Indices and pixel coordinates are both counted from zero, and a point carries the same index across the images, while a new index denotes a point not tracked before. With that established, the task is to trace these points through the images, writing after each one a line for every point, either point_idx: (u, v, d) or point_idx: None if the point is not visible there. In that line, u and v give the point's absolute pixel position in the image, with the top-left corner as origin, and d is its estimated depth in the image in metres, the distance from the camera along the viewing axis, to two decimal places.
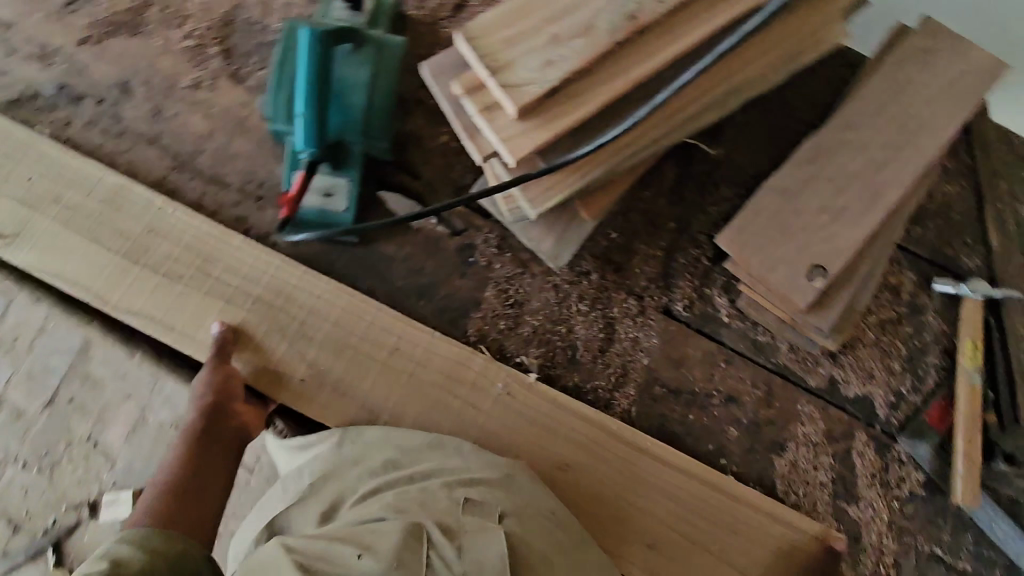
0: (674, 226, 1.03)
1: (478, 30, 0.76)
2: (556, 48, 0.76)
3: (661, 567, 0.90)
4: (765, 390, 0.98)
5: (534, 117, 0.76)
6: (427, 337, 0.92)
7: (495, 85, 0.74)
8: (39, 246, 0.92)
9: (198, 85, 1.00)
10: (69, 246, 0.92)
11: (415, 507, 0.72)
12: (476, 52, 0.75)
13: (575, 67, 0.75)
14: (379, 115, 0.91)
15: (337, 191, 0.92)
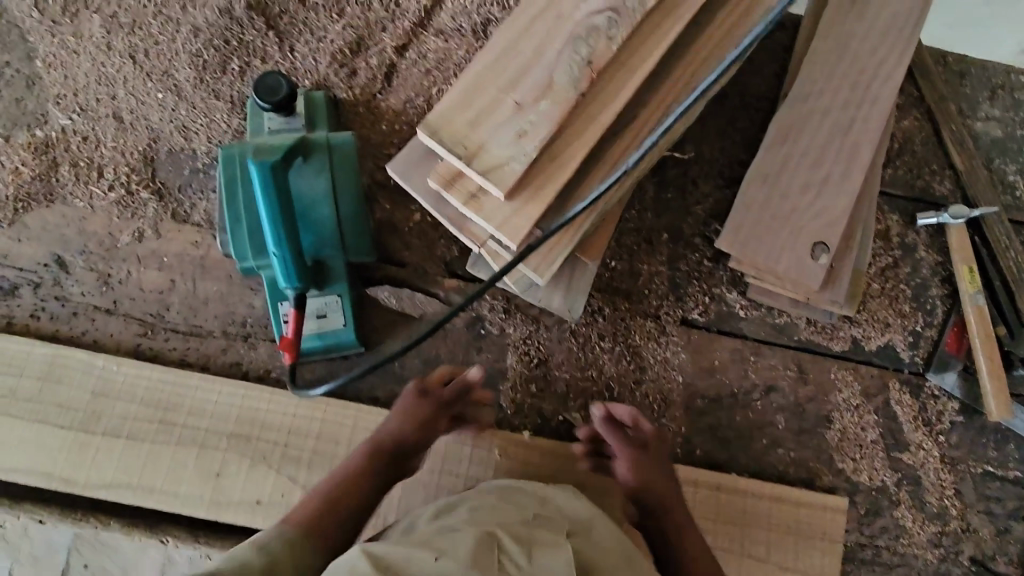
0: (667, 235, 1.02)
1: (440, 122, 0.79)
2: (524, 117, 0.78)
3: None
4: (797, 370, 0.99)
5: (520, 193, 0.77)
6: None
7: (474, 173, 0.76)
8: None
9: (141, 235, 0.91)
10: (11, 438, 0.80)
11: (486, 519, 0.65)
12: (443, 144, 0.77)
13: (549, 130, 0.77)
14: (352, 221, 0.85)
15: (330, 309, 0.86)
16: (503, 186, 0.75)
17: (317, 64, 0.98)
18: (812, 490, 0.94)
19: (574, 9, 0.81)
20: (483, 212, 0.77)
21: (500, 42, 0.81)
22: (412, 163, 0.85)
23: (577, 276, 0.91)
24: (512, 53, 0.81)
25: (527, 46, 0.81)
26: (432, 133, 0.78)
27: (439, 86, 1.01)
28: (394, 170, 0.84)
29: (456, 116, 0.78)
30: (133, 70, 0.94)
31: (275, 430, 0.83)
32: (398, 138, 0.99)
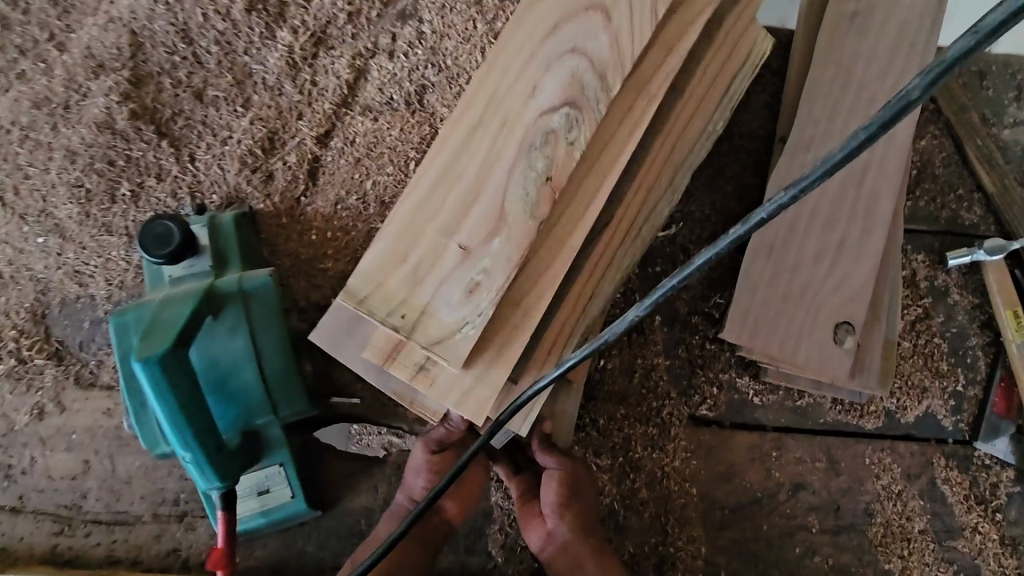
0: (660, 318, 0.87)
1: (367, 287, 0.65)
2: (473, 264, 0.63)
3: None
4: (826, 460, 0.86)
5: (478, 359, 0.65)
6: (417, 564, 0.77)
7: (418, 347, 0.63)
8: None
9: (42, 411, 0.77)
10: None
11: None
12: (374, 317, 0.64)
13: (506, 277, 0.62)
14: (281, 382, 0.70)
15: (272, 482, 0.73)
16: (457, 361, 0.62)
17: (225, 173, 0.82)
18: None
19: (521, 110, 0.65)
20: (436, 386, 0.66)
21: (435, 166, 0.67)
22: (340, 328, 0.71)
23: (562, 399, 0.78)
24: (451, 179, 0.66)
25: (469, 168, 0.66)
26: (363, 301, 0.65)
27: (372, 176, 0.85)
28: (316, 341, 0.71)
29: (389, 276, 0.65)
30: (5, 213, 0.79)
31: None
32: (332, 248, 0.84)
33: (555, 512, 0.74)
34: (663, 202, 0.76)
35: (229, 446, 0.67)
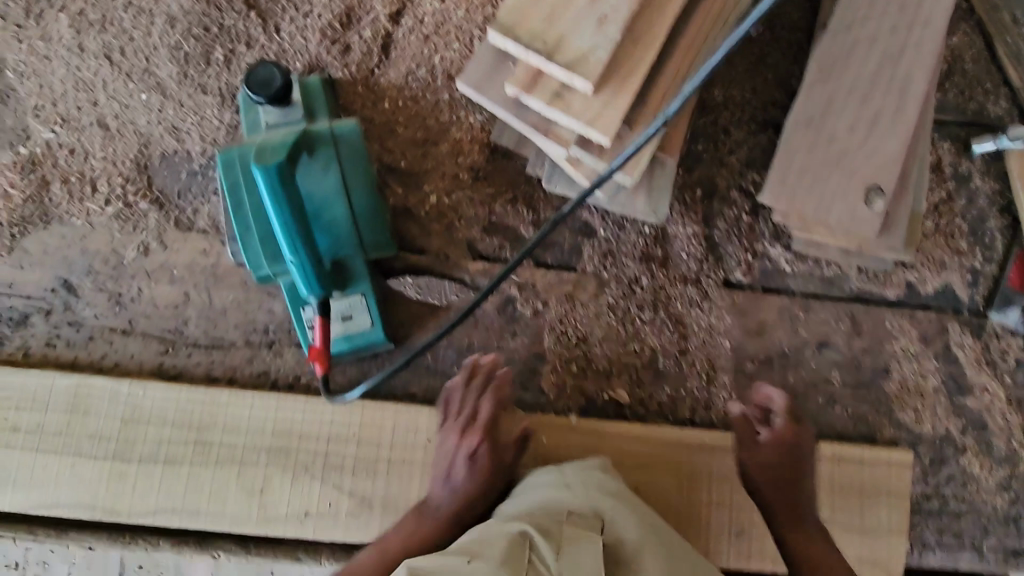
0: (701, 192, 0.95)
1: (509, 20, 0.68)
2: (601, 2, 0.68)
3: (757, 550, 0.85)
4: (849, 321, 0.94)
5: (608, 83, 0.67)
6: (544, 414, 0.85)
7: (557, 69, 0.66)
8: (16, 489, 0.78)
9: (147, 249, 0.86)
10: (51, 471, 0.78)
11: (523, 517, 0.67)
12: (519, 43, 0.67)
13: (629, 13, 0.67)
14: (366, 214, 0.79)
15: (355, 310, 0.81)
16: (586, 84, 0.65)
17: (307, 43, 0.90)
18: (872, 446, 0.90)
19: None
20: (571, 110, 0.67)
21: None
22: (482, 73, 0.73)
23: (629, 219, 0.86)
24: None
25: None
26: (511, 28, 0.67)
27: (441, 52, 0.92)
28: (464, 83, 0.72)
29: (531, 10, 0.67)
30: (111, 72, 0.88)
31: (314, 438, 0.80)
32: (403, 117, 0.91)
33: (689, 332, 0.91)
34: None
35: (324, 263, 0.76)
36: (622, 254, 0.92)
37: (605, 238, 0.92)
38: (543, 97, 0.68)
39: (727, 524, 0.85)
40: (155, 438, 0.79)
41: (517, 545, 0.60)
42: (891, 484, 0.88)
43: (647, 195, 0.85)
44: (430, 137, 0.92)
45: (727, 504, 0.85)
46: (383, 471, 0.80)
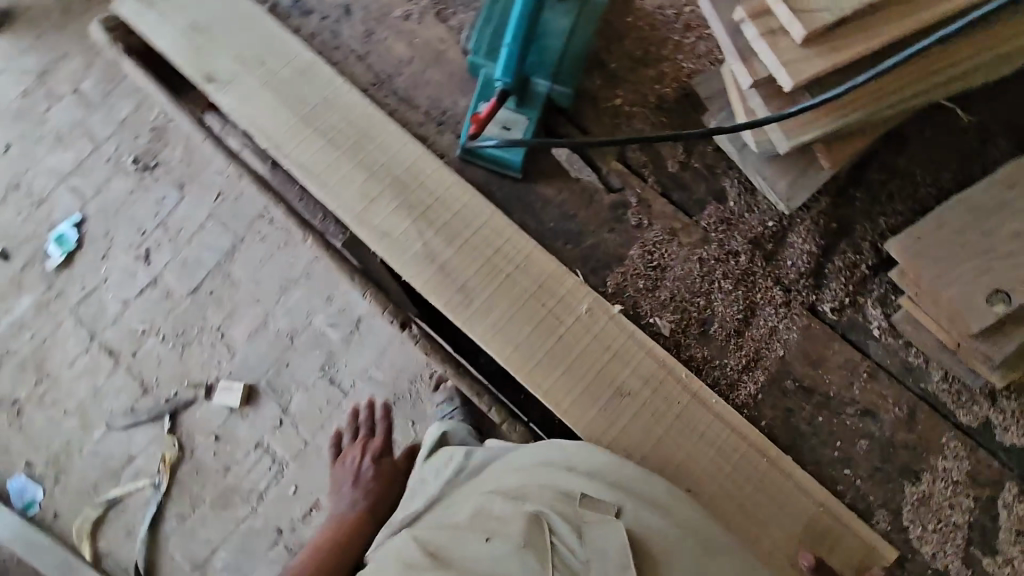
0: (836, 225, 0.99)
1: None
2: None
3: None
4: (907, 411, 0.91)
5: (818, 45, 0.78)
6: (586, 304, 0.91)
7: (786, 10, 0.77)
8: (234, 98, 1.03)
9: (408, 17, 1.11)
10: (261, 101, 1.02)
11: (538, 495, 0.78)
12: None
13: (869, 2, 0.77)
14: (569, 63, 0.99)
15: (515, 126, 0.98)
16: (801, 34, 0.76)
17: None
18: (864, 524, 0.85)
19: None
20: (775, 48, 0.78)
21: None
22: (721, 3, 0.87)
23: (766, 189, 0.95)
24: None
25: None
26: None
27: (694, 5, 1.08)
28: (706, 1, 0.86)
29: None
30: None
31: (427, 191, 0.96)
32: (635, 32, 1.08)
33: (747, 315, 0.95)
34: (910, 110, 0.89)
35: (522, 71, 0.96)
36: (736, 228, 0.99)
37: (731, 207, 1.00)
38: (759, 29, 0.79)
39: (687, 477, 0.86)
40: (330, 124, 1.01)
41: (534, 527, 0.72)
42: (860, 562, 0.84)
43: (790, 181, 0.93)
44: (644, 58, 1.07)
45: (700, 463, 0.86)
46: (457, 244, 0.94)
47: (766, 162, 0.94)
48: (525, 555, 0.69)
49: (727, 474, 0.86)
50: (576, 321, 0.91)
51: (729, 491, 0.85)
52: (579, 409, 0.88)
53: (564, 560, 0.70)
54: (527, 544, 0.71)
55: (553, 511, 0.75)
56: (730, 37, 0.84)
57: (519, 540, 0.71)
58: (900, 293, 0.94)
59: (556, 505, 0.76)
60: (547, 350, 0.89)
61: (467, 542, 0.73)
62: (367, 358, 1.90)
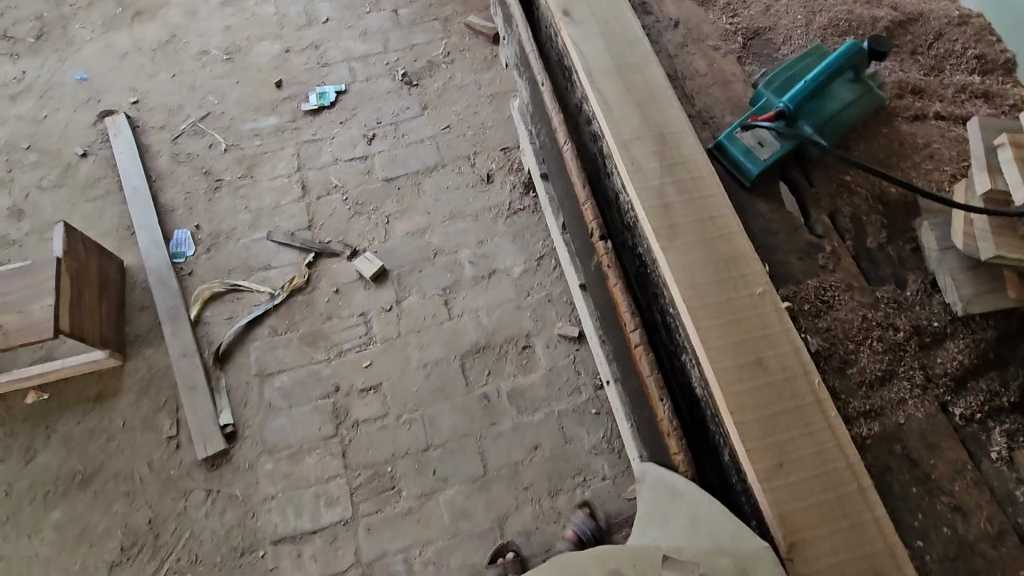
0: (992, 357, 1.09)
1: None
2: None
3: (779, 490, 0.93)
4: (997, 530, 0.95)
5: None
6: (763, 288, 1.08)
7: None
8: (575, 31, 1.35)
9: (717, 48, 1.41)
10: (593, 41, 1.33)
11: (626, 553, 0.97)
12: None
13: None
14: (832, 126, 1.21)
15: (767, 145, 1.20)
16: None
17: (886, 76, 1.36)
18: None
19: None
20: (1020, 173, 0.96)
21: None
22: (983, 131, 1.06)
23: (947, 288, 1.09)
24: None
25: None
26: None
27: (942, 145, 1.28)
28: (975, 121, 1.05)
29: None
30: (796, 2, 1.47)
31: (678, 154, 1.20)
32: (884, 141, 1.29)
33: (884, 376, 1.06)
34: None
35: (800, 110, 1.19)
36: (904, 312, 1.12)
37: (905, 295, 1.14)
38: (1013, 155, 0.98)
39: (783, 454, 0.95)
40: (632, 81, 1.29)
41: None
42: None
43: (974, 291, 1.06)
44: (885, 159, 1.27)
45: (799, 449, 0.95)
46: (684, 197, 1.16)
47: (959, 270, 1.08)
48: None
49: (819, 476, 0.94)
50: (749, 295, 1.07)
51: (816, 486, 0.93)
52: (720, 355, 1.02)
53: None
54: None
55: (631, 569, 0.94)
56: (983, 153, 1.02)
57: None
58: None
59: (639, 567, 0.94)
60: (716, 300, 1.07)
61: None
62: (481, 302, 2.18)
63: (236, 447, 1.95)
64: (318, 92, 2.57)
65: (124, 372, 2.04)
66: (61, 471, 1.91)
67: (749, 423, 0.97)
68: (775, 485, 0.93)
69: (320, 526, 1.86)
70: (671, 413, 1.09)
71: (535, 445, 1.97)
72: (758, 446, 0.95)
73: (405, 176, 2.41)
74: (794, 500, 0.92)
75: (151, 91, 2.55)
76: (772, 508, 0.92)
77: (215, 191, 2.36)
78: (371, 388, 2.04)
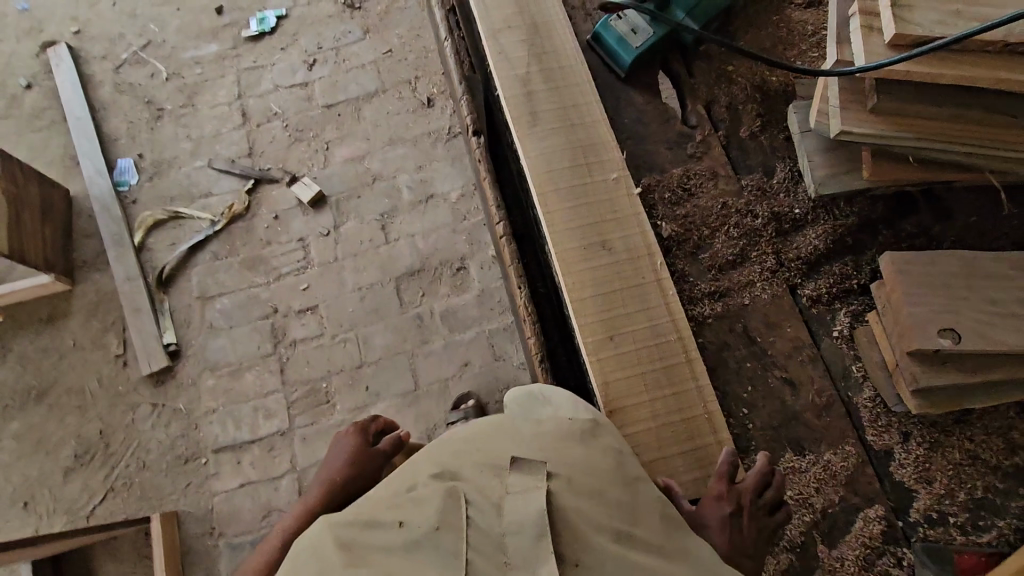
0: (849, 243, 1.10)
1: None
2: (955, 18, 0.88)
3: (608, 359, 1.03)
4: (824, 403, 1.06)
5: (899, 49, 0.92)
6: (615, 174, 1.11)
7: (887, 10, 0.90)
8: None
9: None
10: None
11: (471, 469, 0.93)
12: None
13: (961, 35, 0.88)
14: (708, 8, 1.17)
15: (640, 33, 1.18)
16: (887, 33, 0.91)
17: None
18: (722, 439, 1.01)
19: None
20: (865, 41, 0.93)
21: None
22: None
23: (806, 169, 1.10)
24: None
25: None
26: None
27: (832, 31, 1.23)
28: None
29: None
30: None
31: (549, 45, 1.19)
32: (773, 29, 1.24)
33: (734, 260, 1.10)
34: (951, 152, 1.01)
35: None
36: (766, 199, 1.12)
37: (771, 183, 1.13)
38: (862, 21, 0.94)
39: (615, 329, 1.04)
40: None
41: (447, 506, 0.87)
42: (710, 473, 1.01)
43: (828, 174, 1.08)
44: (772, 47, 1.22)
45: (631, 326, 1.04)
46: (550, 87, 1.16)
47: (816, 150, 1.09)
48: (440, 535, 0.84)
49: (648, 349, 1.03)
50: (603, 181, 1.10)
51: (641, 358, 1.03)
52: (567, 237, 1.07)
53: (483, 526, 0.84)
54: (441, 520, 0.85)
55: (472, 484, 0.90)
56: (839, 23, 1.00)
57: (436, 519, 0.85)
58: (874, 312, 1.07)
59: (482, 482, 0.90)
60: (570, 187, 1.10)
61: (386, 530, 0.87)
62: (418, 225, 2.19)
63: (180, 364, 2.04)
64: (259, 17, 2.50)
65: (73, 296, 2.12)
66: (18, 386, 2.03)
67: (588, 302, 1.04)
68: (604, 356, 1.03)
69: (259, 437, 1.96)
70: (528, 299, 1.14)
71: (466, 361, 2.03)
72: (592, 321, 1.04)
73: (345, 102, 2.38)
74: (618, 369, 1.02)
75: (91, 20, 2.51)
76: (599, 376, 1.02)
77: (157, 120, 2.37)
78: (307, 309, 2.10)
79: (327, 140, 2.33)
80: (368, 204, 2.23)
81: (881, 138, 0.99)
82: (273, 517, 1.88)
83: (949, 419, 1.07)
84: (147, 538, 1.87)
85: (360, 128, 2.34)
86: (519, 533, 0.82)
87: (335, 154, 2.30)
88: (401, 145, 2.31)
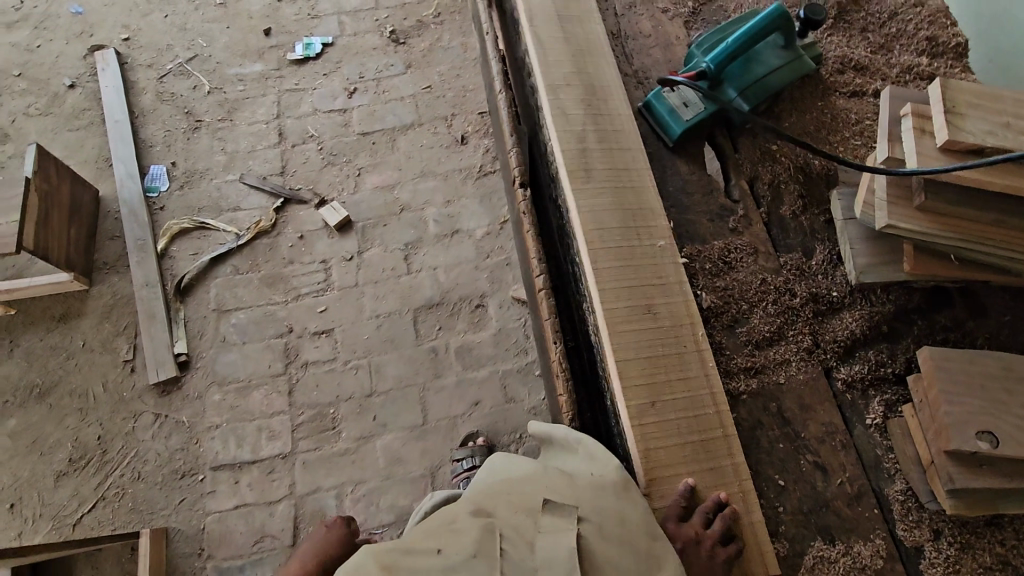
0: (885, 330, 1.12)
1: (954, 85, 0.94)
2: (1007, 132, 0.92)
3: (649, 426, 1.01)
4: (855, 490, 1.03)
5: (951, 154, 0.95)
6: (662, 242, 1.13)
7: (942, 118, 0.93)
8: None
9: (664, 11, 1.40)
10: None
11: (506, 504, 0.98)
12: (943, 96, 0.94)
13: (1012, 147, 0.91)
14: (759, 90, 1.21)
15: (692, 107, 1.21)
16: (941, 138, 0.94)
17: (831, 51, 1.35)
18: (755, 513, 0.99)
19: None
20: (918, 141, 0.97)
21: None
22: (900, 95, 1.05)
23: (846, 258, 1.14)
24: None
25: None
26: (949, 84, 0.94)
27: (875, 121, 1.28)
28: (888, 90, 1.05)
29: (968, 87, 0.95)
30: None
31: (603, 109, 1.23)
32: (817, 114, 1.28)
33: (771, 338, 1.11)
34: (995, 258, 1.03)
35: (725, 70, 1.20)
36: (805, 279, 1.15)
37: (810, 264, 1.16)
38: (914, 123, 0.98)
39: (657, 397, 1.03)
40: (570, 35, 1.30)
41: (483, 538, 0.93)
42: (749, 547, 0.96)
43: (869, 262, 1.11)
44: (816, 132, 1.27)
45: (673, 394, 1.04)
46: (606, 148, 1.19)
47: (860, 239, 1.13)
48: (476, 562, 0.91)
49: (687, 420, 1.03)
50: (651, 246, 1.13)
51: (681, 429, 1.02)
52: (613, 300, 1.08)
53: (517, 560, 0.90)
54: (478, 551, 0.91)
55: (507, 520, 0.95)
56: (891, 121, 1.03)
57: (472, 548, 0.92)
58: (908, 403, 1.07)
59: (515, 519, 0.95)
60: (619, 248, 1.11)
61: (425, 555, 0.94)
62: (441, 260, 2.21)
63: (188, 375, 2.02)
64: (305, 42, 2.57)
65: (88, 296, 2.11)
66: (21, 383, 2.00)
67: (632, 366, 1.04)
68: (644, 422, 1.02)
69: (260, 458, 1.93)
70: (562, 355, 1.14)
71: (476, 401, 2.02)
72: (636, 386, 1.03)
73: (381, 131, 2.43)
74: (659, 438, 1.00)
75: (143, 30, 2.58)
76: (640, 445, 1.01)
77: (194, 131, 2.41)
78: (322, 332, 2.09)
79: (359, 166, 2.37)
80: (393, 233, 2.25)
81: (925, 236, 1.02)
82: (266, 543, 1.83)
83: (980, 520, 1.00)
84: (133, 553, 1.81)
85: (393, 158, 2.38)
86: (550, 571, 0.88)
87: (365, 181, 2.34)
88: (432, 178, 2.34)
